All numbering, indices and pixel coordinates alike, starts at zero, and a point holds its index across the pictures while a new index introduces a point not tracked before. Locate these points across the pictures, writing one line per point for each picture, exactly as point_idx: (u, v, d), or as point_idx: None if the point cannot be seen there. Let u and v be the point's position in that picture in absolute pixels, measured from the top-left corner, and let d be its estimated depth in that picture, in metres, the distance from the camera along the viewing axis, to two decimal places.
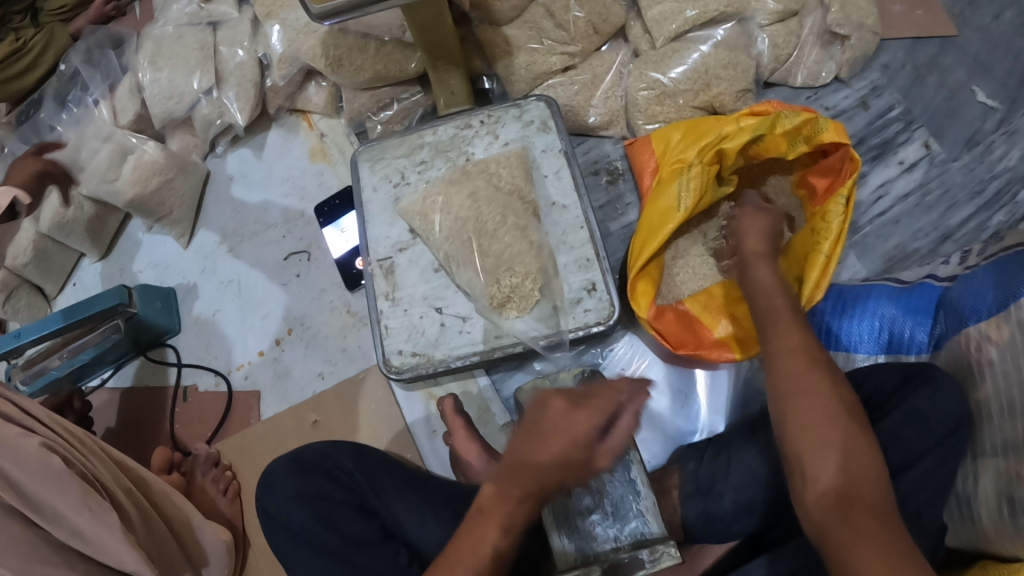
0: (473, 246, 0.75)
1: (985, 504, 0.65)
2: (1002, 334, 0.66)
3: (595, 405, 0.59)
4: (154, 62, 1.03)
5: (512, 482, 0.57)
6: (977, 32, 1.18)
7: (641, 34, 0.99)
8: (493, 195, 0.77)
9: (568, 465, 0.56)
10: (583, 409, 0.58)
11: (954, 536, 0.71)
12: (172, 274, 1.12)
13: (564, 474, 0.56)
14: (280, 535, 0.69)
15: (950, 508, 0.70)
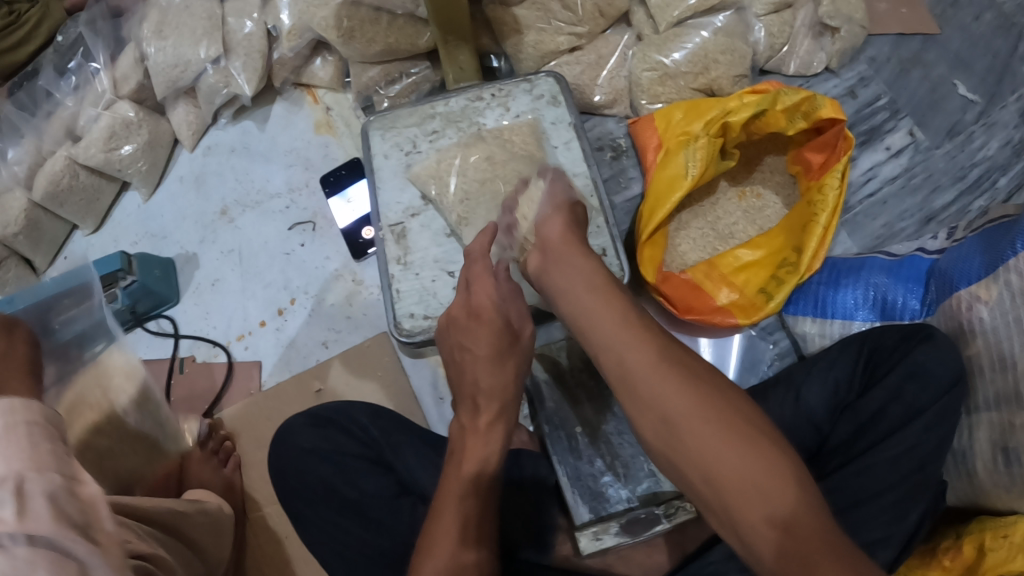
0: (488, 205, 0.78)
1: (981, 456, 0.77)
2: (991, 293, 0.78)
3: (481, 283, 0.68)
4: (160, 31, 1.05)
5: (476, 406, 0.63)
6: (957, 32, 1.23)
7: (643, 19, 1.03)
8: (509, 159, 0.81)
9: (501, 340, 0.65)
10: (475, 323, 0.66)
11: (952, 493, 0.81)
12: (169, 245, 1.13)
13: (503, 358, 0.64)
14: (295, 489, 0.73)
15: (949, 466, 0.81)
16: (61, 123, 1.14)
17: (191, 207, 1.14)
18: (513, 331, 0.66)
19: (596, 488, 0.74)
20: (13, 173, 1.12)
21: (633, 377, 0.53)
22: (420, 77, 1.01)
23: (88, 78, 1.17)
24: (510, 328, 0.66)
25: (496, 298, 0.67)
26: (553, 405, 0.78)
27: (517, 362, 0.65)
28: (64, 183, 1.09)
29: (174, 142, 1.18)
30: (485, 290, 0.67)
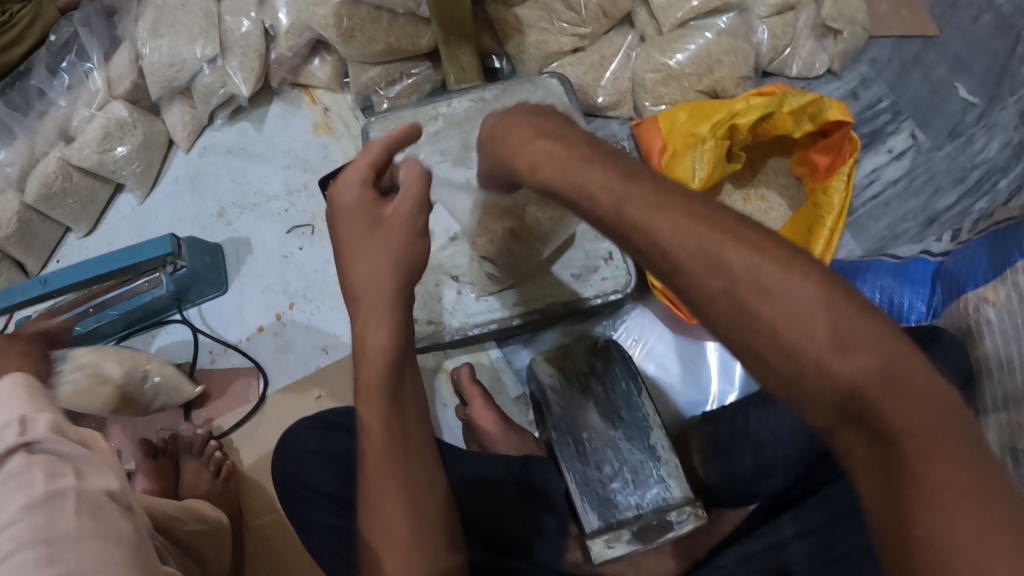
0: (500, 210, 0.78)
1: None
2: (999, 294, 0.78)
3: (358, 162, 0.58)
4: (155, 29, 1.03)
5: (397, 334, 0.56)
6: (957, 33, 1.22)
7: (647, 20, 1.02)
8: None
9: (360, 217, 0.57)
10: (378, 232, 0.56)
11: None
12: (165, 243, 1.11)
13: (378, 246, 0.56)
14: (299, 491, 0.71)
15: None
16: (53, 124, 1.13)
17: (188, 208, 1.13)
18: (376, 214, 0.57)
19: (604, 494, 0.72)
20: (5, 174, 1.11)
21: (718, 252, 0.39)
22: (420, 77, 1.00)
23: (81, 78, 1.15)
24: (370, 213, 0.57)
25: (364, 185, 0.57)
26: (561, 410, 0.76)
27: (380, 256, 0.56)
28: (57, 185, 1.07)
29: (170, 143, 1.17)
30: (355, 178, 0.58)
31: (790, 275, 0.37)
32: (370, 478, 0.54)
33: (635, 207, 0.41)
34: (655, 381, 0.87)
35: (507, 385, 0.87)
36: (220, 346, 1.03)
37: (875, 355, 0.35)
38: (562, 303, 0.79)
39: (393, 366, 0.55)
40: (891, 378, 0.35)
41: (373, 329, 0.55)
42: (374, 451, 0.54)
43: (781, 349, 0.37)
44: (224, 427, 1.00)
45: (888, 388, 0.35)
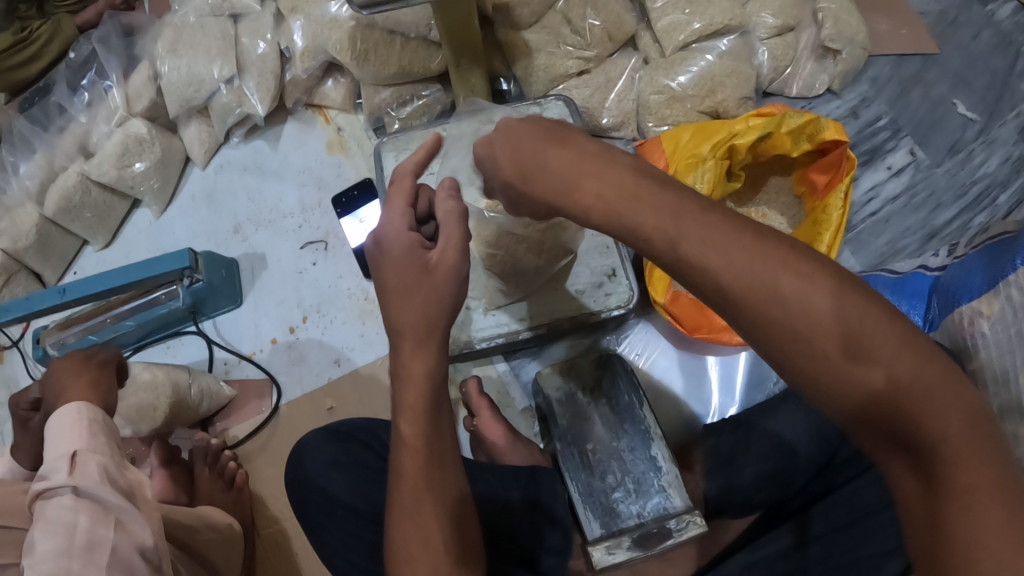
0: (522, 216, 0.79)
1: None
2: (993, 307, 0.80)
3: (393, 200, 0.61)
4: (175, 49, 1.07)
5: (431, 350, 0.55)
6: (957, 50, 1.25)
7: (651, 43, 1.05)
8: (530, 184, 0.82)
9: (407, 268, 0.57)
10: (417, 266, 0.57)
11: None
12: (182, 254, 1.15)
13: (413, 285, 0.56)
14: (316, 501, 0.74)
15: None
16: (74, 139, 1.16)
17: (205, 222, 1.16)
18: (423, 259, 0.57)
19: (607, 503, 0.75)
20: (25, 187, 1.14)
21: (777, 281, 0.43)
22: (431, 99, 1.04)
23: (100, 95, 1.18)
24: (417, 255, 0.57)
25: (405, 225, 0.59)
26: (566, 422, 0.79)
27: (430, 296, 0.56)
28: (77, 199, 1.11)
29: (186, 160, 1.20)
30: (389, 216, 0.60)
31: (847, 301, 0.42)
32: (401, 493, 0.53)
33: (691, 240, 0.46)
34: (659, 394, 0.90)
35: (515, 398, 0.90)
36: (234, 358, 1.07)
37: (921, 372, 0.41)
38: (567, 319, 0.82)
39: (432, 388, 0.54)
40: (937, 390, 0.40)
41: (415, 354, 0.54)
42: (408, 475, 0.52)
43: (830, 360, 0.42)
44: (236, 437, 1.03)
45: (929, 402, 0.40)
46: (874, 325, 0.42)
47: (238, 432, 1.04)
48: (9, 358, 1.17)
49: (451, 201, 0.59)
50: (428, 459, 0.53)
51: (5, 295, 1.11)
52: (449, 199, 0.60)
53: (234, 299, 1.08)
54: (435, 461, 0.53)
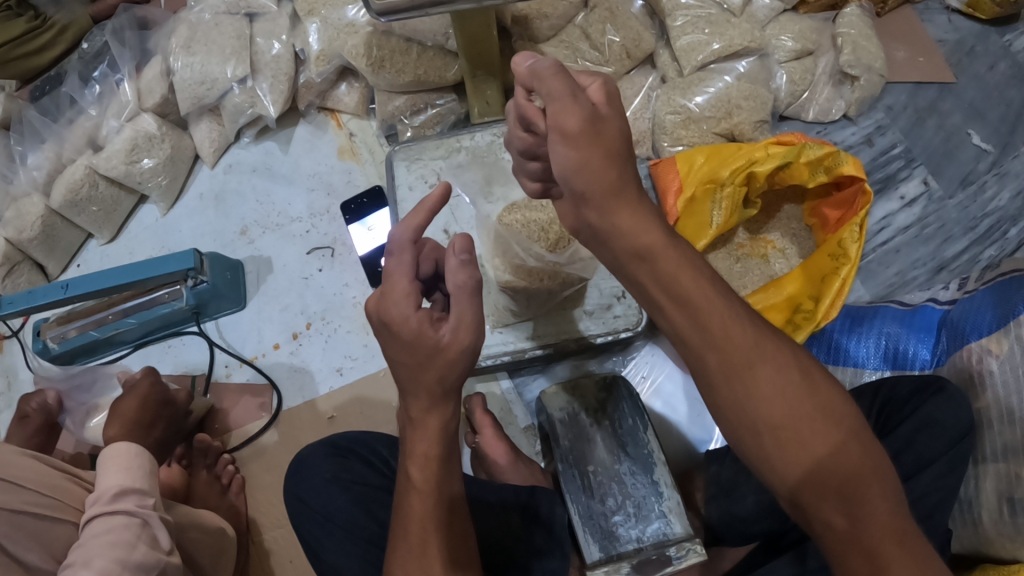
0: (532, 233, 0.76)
1: (986, 506, 0.78)
2: (1002, 346, 0.80)
3: (394, 284, 0.57)
4: (189, 46, 1.06)
5: (430, 408, 0.58)
6: (973, 81, 1.24)
7: (668, 62, 1.04)
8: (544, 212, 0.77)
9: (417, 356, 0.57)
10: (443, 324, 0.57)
11: (958, 542, 0.82)
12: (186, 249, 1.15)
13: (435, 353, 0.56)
14: (313, 520, 0.73)
15: (954, 514, 0.82)
16: (82, 132, 1.15)
17: (211, 221, 1.16)
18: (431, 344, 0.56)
19: (607, 527, 0.72)
20: (32, 177, 1.13)
21: (783, 392, 0.52)
22: (445, 108, 1.03)
23: (112, 88, 1.18)
24: (429, 338, 0.56)
25: (414, 305, 0.57)
26: (569, 443, 0.77)
27: (446, 369, 0.57)
28: (83, 192, 1.10)
29: (195, 158, 1.19)
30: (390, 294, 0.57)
31: (833, 434, 0.51)
32: (411, 527, 0.56)
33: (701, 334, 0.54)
34: (661, 417, 0.88)
35: (517, 416, 0.89)
36: (235, 361, 1.06)
37: (814, 386, 0.52)
38: (573, 340, 0.82)
39: (444, 438, 0.59)
40: (829, 432, 0.51)
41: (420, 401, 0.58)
42: (418, 518, 0.56)
43: (815, 442, 0.51)
44: (234, 442, 1.02)
45: (821, 426, 0.51)
46: (765, 344, 0.53)
47: (235, 438, 1.03)
48: (9, 348, 1.14)
49: (463, 272, 0.57)
50: (437, 505, 0.57)
51: (6, 286, 1.09)
52: (459, 269, 0.57)
53: (237, 302, 1.07)
54: (442, 503, 0.57)
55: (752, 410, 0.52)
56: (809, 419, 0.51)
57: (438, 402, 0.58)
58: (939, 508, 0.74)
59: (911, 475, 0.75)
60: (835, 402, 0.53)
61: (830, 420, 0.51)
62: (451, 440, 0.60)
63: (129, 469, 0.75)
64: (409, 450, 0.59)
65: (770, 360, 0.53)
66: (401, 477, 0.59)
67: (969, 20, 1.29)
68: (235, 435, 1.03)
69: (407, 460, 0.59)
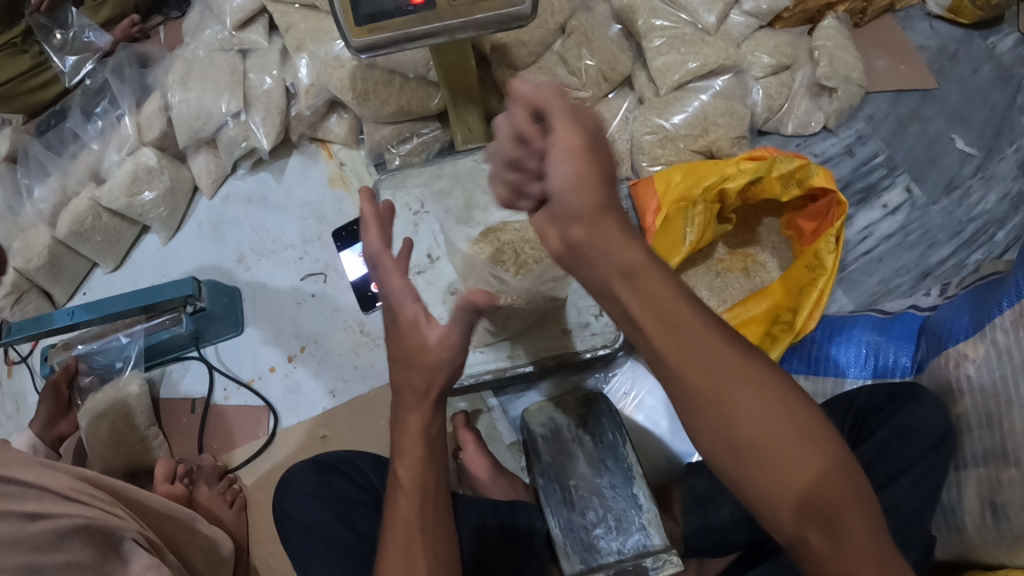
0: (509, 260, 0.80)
1: (970, 511, 0.79)
2: (978, 351, 0.81)
3: (390, 284, 0.60)
4: (185, 83, 1.10)
5: (410, 417, 0.61)
6: (956, 85, 1.27)
7: (645, 83, 1.08)
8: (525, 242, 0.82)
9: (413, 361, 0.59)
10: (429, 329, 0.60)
11: (942, 547, 0.84)
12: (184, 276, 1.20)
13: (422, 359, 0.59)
14: (298, 533, 0.77)
15: (938, 521, 0.84)
16: (85, 165, 1.20)
17: (209, 250, 1.20)
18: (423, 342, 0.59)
19: (587, 539, 0.75)
20: (38, 210, 1.18)
21: (762, 405, 0.51)
22: (430, 137, 1.07)
23: (113, 123, 1.23)
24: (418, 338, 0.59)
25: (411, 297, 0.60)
26: (550, 458, 0.80)
27: (424, 375, 0.59)
28: (87, 224, 1.15)
29: (194, 190, 1.24)
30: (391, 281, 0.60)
31: (814, 451, 0.51)
32: (393, 534, 0.60)
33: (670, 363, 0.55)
34: (644, 431, 0.91)
35: (502, 432, 0.93)
36: (233, 384, 1.09)
37: (792, 407, 0.51)
38: (553, 358, 0.84)
39: (428, 439, 0.61)
40: (808, 452, 0.50)
41: (409, 415, 0.61)
42: (404, 517, 0.60)
43: (795, 460, 0.50)
44: (235, 462, 1.06)
45: (800, 446, 0.50)
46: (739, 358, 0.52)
47: (234, 457, 1.06)
48: (18, 373, 1.18)
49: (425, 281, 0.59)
50: (424, 505, 0.60)
51: (14, 314, 1.14)
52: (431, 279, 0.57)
53: (235, 327, 1.11)
54: (428, 502, 0.61)
55: (726, 419, 0.51)
56: (789, 441, 0.50)
57: (413, 423, 0.61)
58: (918, 513, 0.76)
59: (889, 481, 0.77)
60: (822, 441, 0.51)
61: (815, 443, 0.51)
62: (434, 446, 0.62)
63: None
64: (397, 451, 0.62)
65: (748, 382, 0.51)
66: (391, 477, 0.63)
67: (951, 25, 1.32)
68: (233, 455, 1.06)
69: (395, 461, 0.62)
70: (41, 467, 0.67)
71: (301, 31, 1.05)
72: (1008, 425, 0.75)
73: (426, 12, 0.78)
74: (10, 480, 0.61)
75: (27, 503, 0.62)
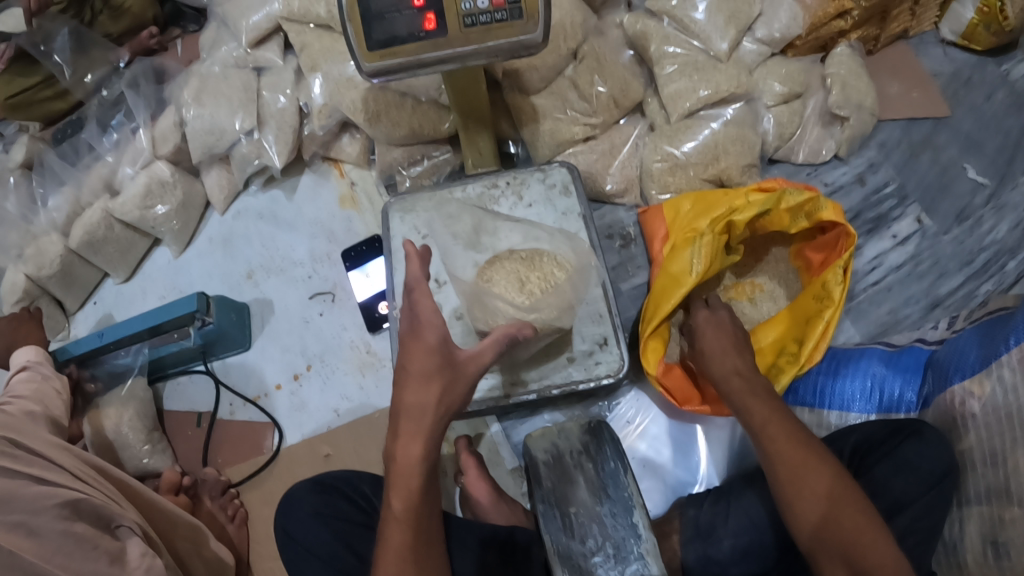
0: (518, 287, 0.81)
1: (971, 549, 0.78)
2: (983, 389, 0.81)
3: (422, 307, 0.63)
4: (200, 98, 1.12)
5: (408, 439, 0.60)
6: (969, 113, 1.26)
7: (657, 109, 1.09)
8: (533, 273, 0.82)
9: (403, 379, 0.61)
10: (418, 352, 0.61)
11: None
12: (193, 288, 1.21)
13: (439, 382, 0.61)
14: (296, 552, 0.78)
15: (938, 556, 0.83)
16: (99, 177, 1.21)
17: (220, 265, 1.21)
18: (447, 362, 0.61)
19: (586, 566, 0.73)
20: (52, 219, 1.19)
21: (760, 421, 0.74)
22: (441, 159, 1.08)
23: (128, 135, 1.24)
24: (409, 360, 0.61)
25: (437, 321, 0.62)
26: (551, 485, 0.80)
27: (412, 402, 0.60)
28: (100, 234, 1.16)
29: (206, 205, 1.25)
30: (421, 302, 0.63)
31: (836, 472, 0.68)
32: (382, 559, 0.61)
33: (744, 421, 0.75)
34: (647, 460, 0.91)
35: (504, 457, 0.93)
36: (239, 399, 1.10)
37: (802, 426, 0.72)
38: (556, 385, 0.83)
39: (426, 468, 0.61)
40: (830, 462, 0.68)
41: (406, 443, 0.60)
42: (396, 548, 0.61)
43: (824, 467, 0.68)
44: (235, 478, 1.07)
45: (821, 460, 0.68)
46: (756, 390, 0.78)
47: (237, 472, 1.07)
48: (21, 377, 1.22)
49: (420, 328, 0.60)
50: (415, 536, 0.61)
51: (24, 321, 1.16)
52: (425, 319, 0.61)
53: (242, 343, 1.12)
54: (419, 536, 0.61)
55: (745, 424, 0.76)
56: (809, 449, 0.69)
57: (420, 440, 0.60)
58: (916, 551, 0.75)
59: (888, 516, 0.76)
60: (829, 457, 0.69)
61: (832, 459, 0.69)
62: (430, 477, 0.62)
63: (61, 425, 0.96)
64: (392, 479, 0.61)
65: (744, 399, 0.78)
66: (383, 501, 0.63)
67: (966, 51, 1.32)
68: (237, 470, 1.07)
69: (389, 489, 0.62)
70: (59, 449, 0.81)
71: (315, 51, 1.06)
72: (1011, 464, 0.74)
73: (438, 38, 0.78)
74: (28, 455, 0.76)
75: (31, 468, 0.74)
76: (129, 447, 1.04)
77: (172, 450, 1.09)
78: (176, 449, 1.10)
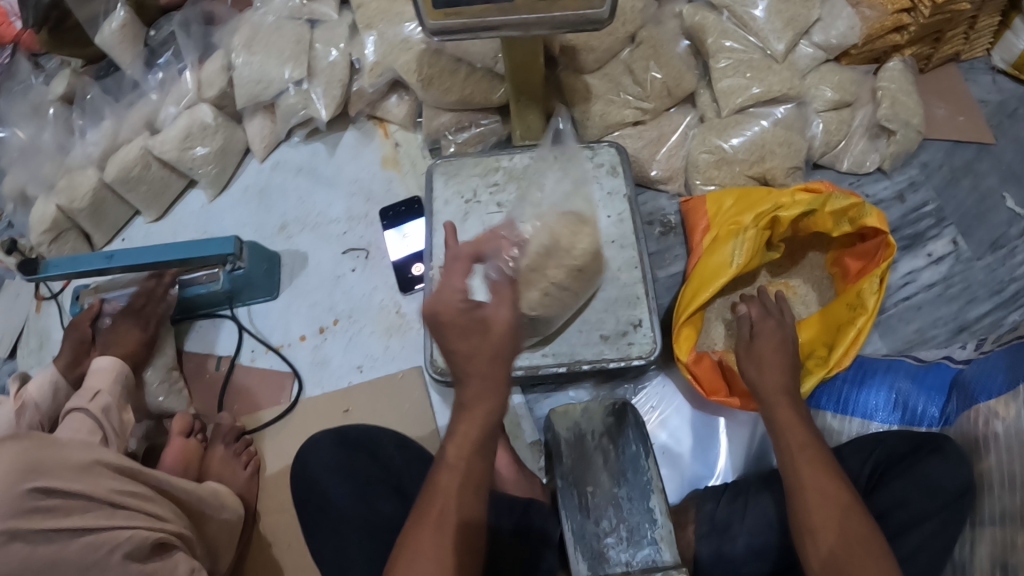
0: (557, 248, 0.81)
1: (980, 567, 0.77)
2: (1009, 410, 0.80)
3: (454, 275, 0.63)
4: (249, 46, 1.12)
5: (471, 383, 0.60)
6: (1012, 142, 1.25)
7: (709, 102, 1.08)
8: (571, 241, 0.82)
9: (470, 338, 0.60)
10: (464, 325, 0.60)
11: None
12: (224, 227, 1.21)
13: (483, 346, 0.59)
14: (315, 501, 0.78)
15: None
16: (141, 115, 1.22)
17: (256, 212, 1.21)
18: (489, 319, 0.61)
19: (597, 548, 0.74)
20: (88, 152, 1.19)
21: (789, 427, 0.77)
22: (488, 129, 1.08)
23: (174, 76, 1.24)
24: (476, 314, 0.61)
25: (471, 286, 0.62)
26: (570, 463, 0.80)
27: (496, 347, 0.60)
28: (135, 172, 1.16)
29: (245, 152, 1.25)
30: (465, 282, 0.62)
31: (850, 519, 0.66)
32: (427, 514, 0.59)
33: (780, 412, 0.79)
34: (666, 448, 0.92)
35: (525, 430, 0.94)
36: (261, 347, 1.11)
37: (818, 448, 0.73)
38: (587, 360, 0.84)
39: (490, 426, 0.60)
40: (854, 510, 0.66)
41: (480, 396, 0.60)
42: (442, 498, 0.59)
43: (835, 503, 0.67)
44: (253, 424, 1.07)
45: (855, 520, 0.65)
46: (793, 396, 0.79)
47: (252, 420, 1.07)
48: (47, 309, 1.26)
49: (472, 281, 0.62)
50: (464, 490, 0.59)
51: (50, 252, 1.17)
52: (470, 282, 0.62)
53: (270, 292, 1.13)
54: (469, 489, 0.60)
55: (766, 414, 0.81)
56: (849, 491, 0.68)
57: (485, 388, 0.60)
58: (930, 567, 0.75)
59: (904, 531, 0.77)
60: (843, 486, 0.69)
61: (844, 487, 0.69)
62: (496, 436, 0.61)
63: (110, 413, 0.95)
64: (453, 430, 0.61)
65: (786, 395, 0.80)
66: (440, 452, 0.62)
67: (1015, 81, 1.30)
68: (252, 418, 1.07)
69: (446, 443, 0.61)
70: (92, 468, 0.74)
71: (370, 10, 1.05)
72: None
73: (504, 4, 0.77)
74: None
75: (71, 518, 0.69)
76: (147, 388, 1.05)
77: (187, 393, 1.08)
78: (194, 390, 1.10)
